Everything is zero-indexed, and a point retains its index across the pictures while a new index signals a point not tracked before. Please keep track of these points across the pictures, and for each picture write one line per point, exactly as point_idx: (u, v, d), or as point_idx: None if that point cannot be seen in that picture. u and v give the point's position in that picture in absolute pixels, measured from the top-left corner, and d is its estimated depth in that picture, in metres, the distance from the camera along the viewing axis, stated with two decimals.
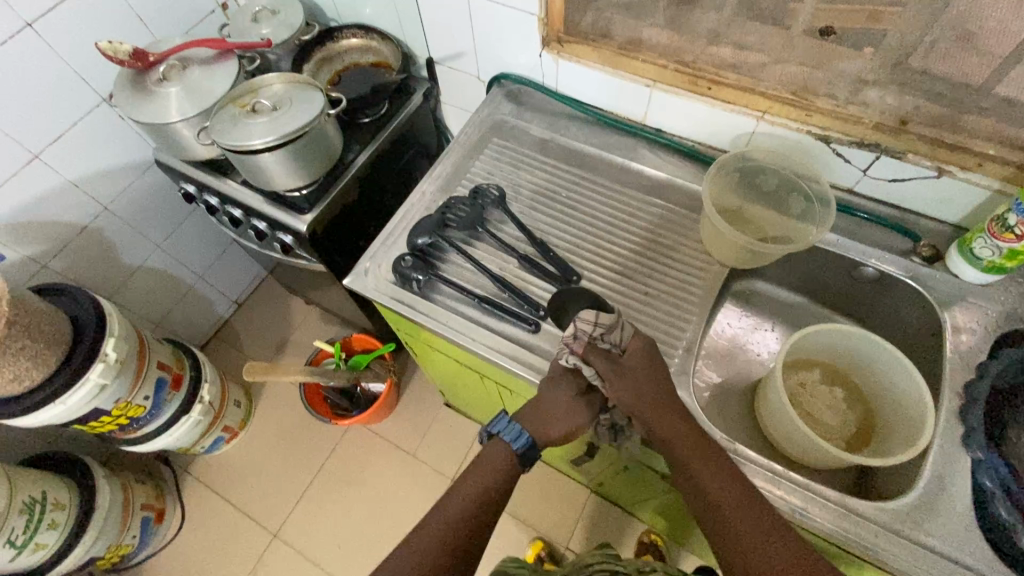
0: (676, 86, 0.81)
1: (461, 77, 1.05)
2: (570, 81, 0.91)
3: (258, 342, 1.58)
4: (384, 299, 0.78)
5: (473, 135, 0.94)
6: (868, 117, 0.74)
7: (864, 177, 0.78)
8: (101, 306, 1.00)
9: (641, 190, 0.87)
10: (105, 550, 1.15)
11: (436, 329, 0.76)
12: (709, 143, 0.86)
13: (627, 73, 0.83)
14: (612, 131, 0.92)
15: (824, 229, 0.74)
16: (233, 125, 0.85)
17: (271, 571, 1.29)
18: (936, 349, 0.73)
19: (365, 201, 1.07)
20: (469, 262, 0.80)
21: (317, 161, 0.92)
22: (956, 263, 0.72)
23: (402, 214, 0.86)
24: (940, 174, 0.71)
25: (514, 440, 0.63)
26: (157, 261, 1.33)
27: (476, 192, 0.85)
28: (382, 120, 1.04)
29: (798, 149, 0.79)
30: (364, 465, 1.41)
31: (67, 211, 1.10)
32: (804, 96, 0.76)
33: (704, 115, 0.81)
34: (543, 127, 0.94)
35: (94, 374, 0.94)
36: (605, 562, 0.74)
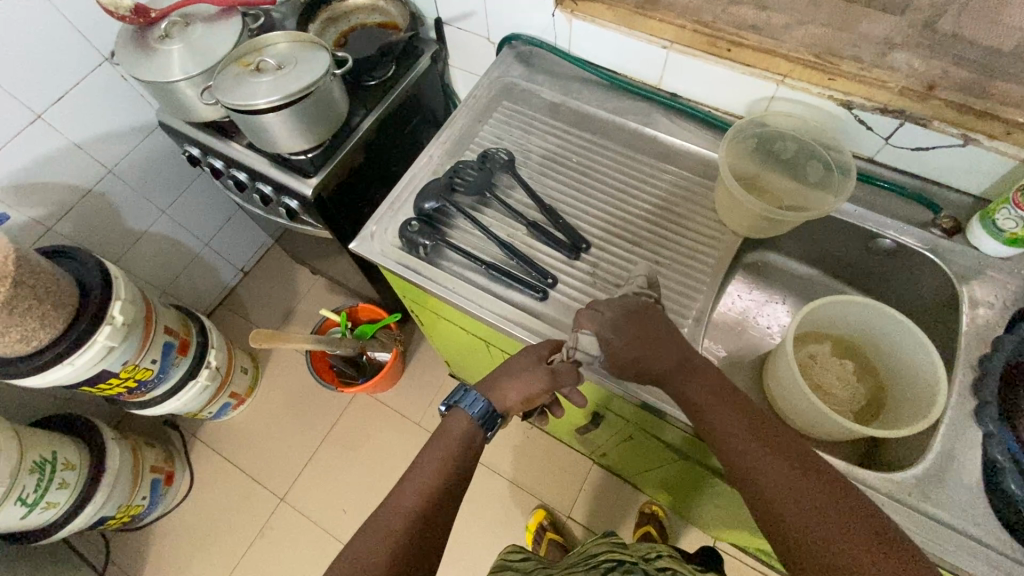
0: (694, 47, 0.77)
1: (470, 39, 1.02)
2: (582, 42, 0.88)
3: (265, 311, 1.59)
4: (389, 264, 0.77)
5: (482, 98, 0.92)
6: (893, 81, 0.69)
7: (885, 146, 0.75)
8: (107, 270, 1.00)
9: (654, 157, 0.85)
10: (116, 509, 1.18)
11: (443, 296, 0.75)
12: (726, 110, 0.83)
13: (643, 34, 0.80)
14: (625, 95, 0.90)
15: (843, 198, 0.72)
16: (237, 83, 0.83)
17: (278, 533, 1.32)
18: (952, 323, 0.71)
19: (371, 167, 1.05)
20: (477, 228, 0.78)
21: (322, 123, 0.91)
22: (978, 235, 0.70)
23: (409, 179, 0.84)
24: (965, 142, 0.69)
25: (477, 410, 0.61)
26: (162, 226, 1.33)
27: (485, 156, 0.83)
28: (388, 83, 1.02)
29: (819, 115, 0.76)
30: (370, 433, 1.42)
31: (71, 173, 1.09)
32: (829, 59, 0.72)
33: (723, 78, 0.79)
34: (554, 91, 0.92)
35: (102, 336, 0.95)
36: (612, 551, 0.74)
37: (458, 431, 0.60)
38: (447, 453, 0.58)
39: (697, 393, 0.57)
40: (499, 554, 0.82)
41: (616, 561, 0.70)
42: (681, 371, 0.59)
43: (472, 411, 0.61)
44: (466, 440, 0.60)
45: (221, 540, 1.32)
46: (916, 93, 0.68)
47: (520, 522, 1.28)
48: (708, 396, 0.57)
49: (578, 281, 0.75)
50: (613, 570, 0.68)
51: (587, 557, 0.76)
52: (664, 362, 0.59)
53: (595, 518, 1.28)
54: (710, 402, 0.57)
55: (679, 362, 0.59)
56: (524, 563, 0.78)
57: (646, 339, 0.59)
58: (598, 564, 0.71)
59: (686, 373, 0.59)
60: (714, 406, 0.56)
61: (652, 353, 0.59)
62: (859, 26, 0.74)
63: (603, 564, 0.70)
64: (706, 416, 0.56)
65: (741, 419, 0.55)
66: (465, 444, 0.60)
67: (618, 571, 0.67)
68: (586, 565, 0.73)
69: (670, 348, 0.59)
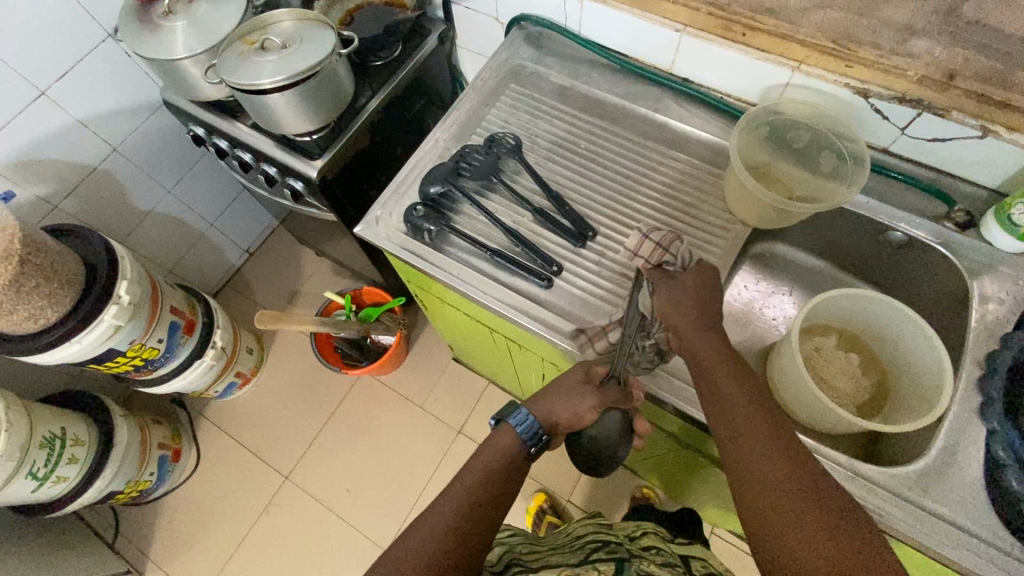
0: (709, 31, 0.76)
1: (480, 19, 1.00)
2: (594, 24, 0.86)
3: (271, 292, 1.59)
4: (394, 249, 0.76)
5: (490, 81, 0.89)
6: (912, 70, 0.68)
7: (901, 136, 0.74)
8: (113, 249, 1.00)
9: (664, 144, 0.83)
10: (125, 484, 1.20)
11: (447, 282, 0.74)
12: (739, 96, 0.82)
13: (655, 17, 0.79)
14: (636, 80, 0.88)
15: (857, 187, 0.70)
16: (242, 63, 0.83)
17: (283, 511, 1.35)
18: (960, 319, 0.71)
19: (376, 149, 1.04)
20: (482, 214, 0.77)
21: (326, 103, 0.90)
22: (991, 230, 0.69)
23: (414, 162, 0.82)
24: (983, 134, 0.67)
25: (524, 429, 0.62)
26: (168, 206, 1.33)
27: (491, 140, 0.81)
28: (395, 63, 1.01)
29: (833, 102, 0.75)
30: (374, 415, 1.44)
31: (76, 151, 1.08)
32: (845, 45, 0.70)
33: (736, 64, 0.77)
34: (564, 74, 0.89)
35: (108, 316, 0.95)
36: (596, 532, 0.76)
37: (504, 446, 0.62)
38: (480, 480, 0.59)
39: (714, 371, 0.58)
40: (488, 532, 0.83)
41: (602, 542, 0.72)
42: (705, 342, 0.59)
43: (519, 423, 0.63)
44: (510, 455, 0.61)
45: (226, 516, 1.35)
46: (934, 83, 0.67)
47: (520, 505, 1.30)
48: (735, 379, 0.57)
49: (583, 270, 0.74)
50: (599, 549, 0.70)
51: (573, 537, 0.77)
52: (700, 345, 0.59)
53: (593, 502, 1.29)
54: (721, 385, 0.57)
55: (700, 332, 0.59)
56: (512, 541, 0.78)
57: (693, 315, 0.60)
58: (586, 543, 0.73)
59: (717, 368, 0.58)
60: (726, 387, 0.57)
61: (689, 325, 0.60)
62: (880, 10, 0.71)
63: (589, 545, 0.72)
64: (721, 396, 0.57)
65: (751, 409, 0.55)
66: (506, 460, 0.61)
67: (604, 551, 0.69)
68: (572, 544, 0.75)
69: (706, 319, 0.60)
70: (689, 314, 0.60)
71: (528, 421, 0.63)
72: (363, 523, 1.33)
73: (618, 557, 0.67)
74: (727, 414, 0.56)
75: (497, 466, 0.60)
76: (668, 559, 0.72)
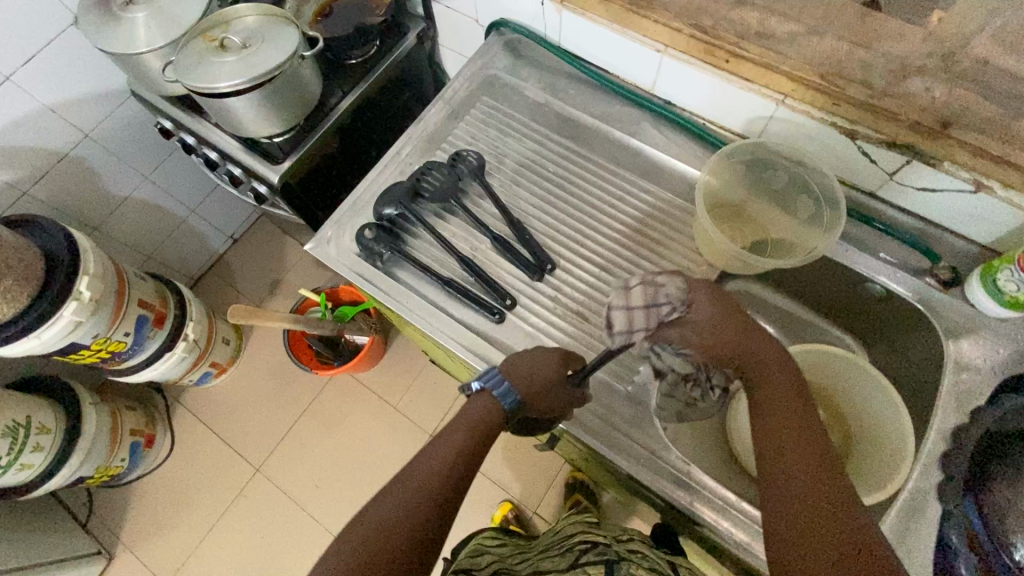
0: (689, 54, 0.70)
1: (460, 19, 0.94)
2: (573, 35, 0.80)
3: (252, 281, 1.58)
4: (344, 272, 0.72)
5: (461, 91, 0.84)
6: (904, 115, 0.61)
7: (889, 181, 0.68)
8: (75, 242, 0.98)
9: (638, 172, 0.78)
10: (94, 470, 1.21)
11: (395, 311, 0.71)
12: (721, 124, 0.77)
13: (636, 35, 0.73)
14: (616, 98, 0.82)
15: (830, 239, 0.66)
16: (199, 63, 0.79)
17: (252, 502, 1.36)
18: (932, 384, 0.67)
19: (347, 152, 1.00)
20: (438, 241, 0.74)
21: (291, 106, 0.86)
22: (975, 292, 0.64)
23: (373, 177, 0.78)
24: (976, 189, 0.62)
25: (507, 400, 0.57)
26: (144, 192, 1.30)
27: (455, 159, 0.77)
28: (370, 62, 0.96)
29: (818, 139, 0.69)
30: (346, 412, 1.43)
31: (45, 137, 1.06)
32: (835, 81, 0.63)
33: (719, 91, 0.72)
34: (539, 87, 0.84)
35: (67, 312, 0.94)
36: (580, 529, 0.78)
37: (478, 408, 0.56)
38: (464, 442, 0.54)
39: (767, 399, 0.52)
40: (473, 538, 0.86)
41: (590, 542, 0.73)
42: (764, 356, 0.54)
43: (502, 400, 0.57)
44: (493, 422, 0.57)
45: (197, 503, 1.37)
46: (927, 130, 0.60)
47: (486, 514, 1.30)
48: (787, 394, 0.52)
49: (537, 306, 0.71)
50: (588, 551, 0.71)
51: (563, 537, 0.79)
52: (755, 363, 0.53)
53: (559, 515, 1.29)
54: (774, 412, 0.51)
55: (750, 351, 0.53)
56: (500, 548, 0.81)
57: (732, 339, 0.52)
58: (574, 545, 0.74)
59: (770, 382, 0.53)
60: (777, 412, 0.51)
61: (735, 349, 0.53)
62: (879, 43, 0.64)
63: (577, 547, 0.73)
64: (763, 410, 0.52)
65: (793, 429, 0.50)
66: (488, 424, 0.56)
67: (592, 553, 0.70)
68: (560, 547, 0.76)
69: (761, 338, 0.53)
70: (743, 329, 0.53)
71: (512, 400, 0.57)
72: (330, 520, 1.33)
73: (607, 559, 0.69)
74: (771, 430, 0.51)
75: (486, 431, 0.55)
76: (655, 564, 0.71)
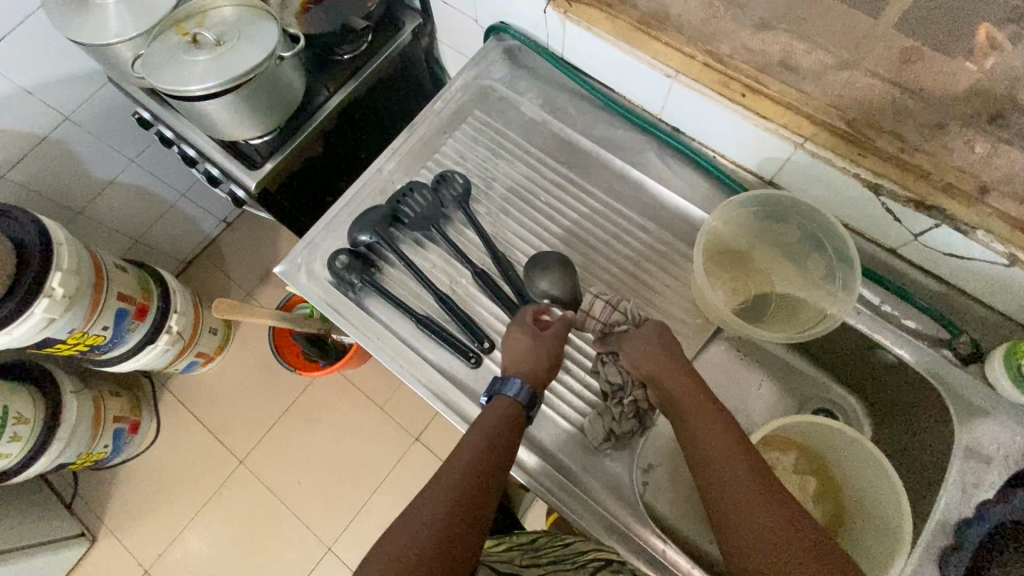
0: (701, 83, 0.63)
1: (458, 17, 0.86)
2: (577, 48, 0.72)
3: (243, 268, 1.54)
4: (314, 302, 0.68)
5: (451, 104, 0.78)
6: (938, 174, 0.56)
7: (913, 241, 0.62)
8: (48, 235, 0.94)
9: (638, 207, 0.72)
10: (76, 457, 1.21)
11: (364, 348, 0.66)
12: (734, 159, 0.70)
13: (644, 56, 0.65)
14: (621, 121, 0.75)
15: (847, 303, 0.58)
16: (169, 61, 0.72)
17: (233, 494, 1.36)
18: (937, 466, 0.61)
19: (333, 155, 0.94)
20: (415, 272, 0.69)
21: (272, 108, 0.79)
22: (995, 373, 0.58)
23: (350, 197, 0.72)
24: (1010, 263, 0.55)
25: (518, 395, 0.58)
26: (131, 175, 1.25)
27: (439, 182, 0.71)
28: (361, 58, 0.88)
29: (838, 188, 0.62)
30: (332, 410, 1.41)
31: (21, 119, 1.00)
32: (865, 131, 0.58)
33: (732, 127, 0.64)
34: (537, 103, 0.77)
35: (39, 309, 0.90)
36: (601, 548, 0.58)
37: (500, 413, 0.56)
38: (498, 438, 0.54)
39: (689, 408, 0.56)
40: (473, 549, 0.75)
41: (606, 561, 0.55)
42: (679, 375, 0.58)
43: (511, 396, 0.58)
44: (514, 424, 0.56)
45: (181, 491, 1.37)
46: (962, 194, 0.55)
47: None
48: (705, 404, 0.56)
49: None
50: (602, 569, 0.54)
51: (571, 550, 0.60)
52: (673, 383, 0.58)
53: None
54: (698, 427, 0.54)
55: (675, 369, 0.58)
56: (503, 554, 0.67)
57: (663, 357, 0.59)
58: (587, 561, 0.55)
59: (688, 398, 0.56)
60: (704, 424, 0.54)
61: (658, 367, 0.59)
62: (919, 88, 0.57)
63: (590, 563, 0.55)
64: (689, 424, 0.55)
65: (724, 436, 0.53)
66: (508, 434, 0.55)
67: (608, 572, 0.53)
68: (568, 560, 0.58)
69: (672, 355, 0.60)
70: (665, 352, 0.60)
71: (518, 388, 0.58)
72: (310, 518, 1.33)
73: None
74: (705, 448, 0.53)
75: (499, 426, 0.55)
76: None
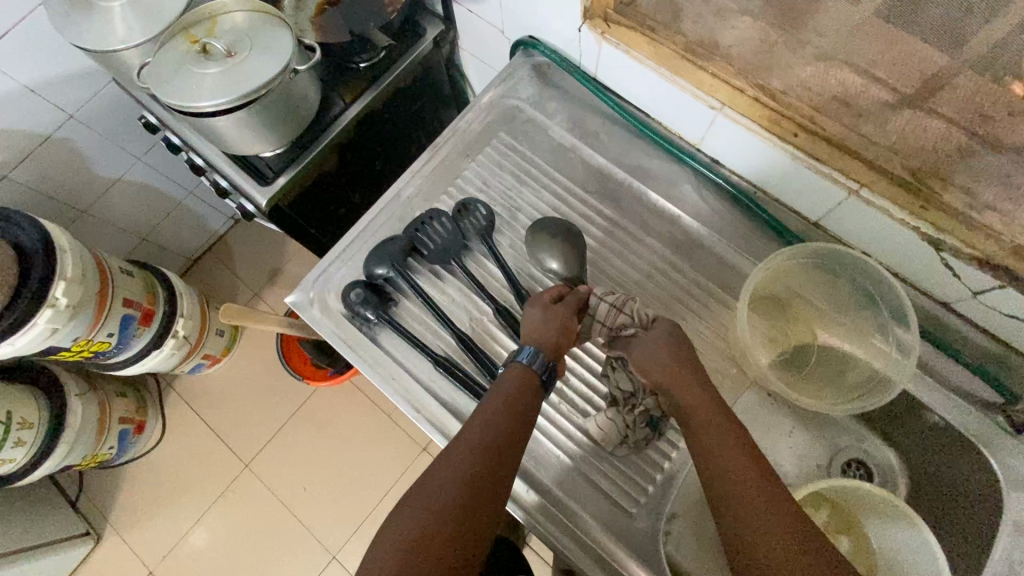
0: (750, 118, 0.59)
1: (484, 27, 0.81)
2: (612, 70, 0.67)
3: (251, 267, 1.51)
4: (327, 337, 0.64)
5: (475, 124, 0.73)
6: (1008, 235, 0.51)
7: (971, 300, 0.57)
8: (52, 242, 0.90)
9: (672, 244, 0.68)
10: (81, 459, 1.19)
11: (379, 387, 0.63)
12: (779, 198, 0.65)
13: (688, 85, 0.61)
14: (656, 150, 0.70)
15: (907, 366, 0.54)
16: (177, 73, 0.67)
17: (239, 497, 1.35)
18: (982, 538, 0.58)
19: (348, 168, 0.90)
20: (432, 308, 0.65)
21: (286, 122, 0.75)
22: None
23: (366, 223, 0.69)
24: None
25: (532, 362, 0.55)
26: (138, 173, 1.22)
27: (461, 210, 0.67)
28: (380, 67, 0.83)
29: (893, 239, 0.58)
30: (340, 416, 1.40)
31: (25, 118, 0.96)
32: (930, 184, 0.53)
33: (780, 166, 0.60)
34: (567, 127, 0.72)
35: (41, 319, 0.87)
36: None
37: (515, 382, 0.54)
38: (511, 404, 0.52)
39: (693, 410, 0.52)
40: None
41: None
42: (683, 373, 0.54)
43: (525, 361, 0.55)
44: (529, 390, 0.54)
45: (186, 493, 1.36)
46: None
47: None
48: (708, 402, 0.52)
49: None
50: None
51: None
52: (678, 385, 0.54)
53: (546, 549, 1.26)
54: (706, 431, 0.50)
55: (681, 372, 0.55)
56: None
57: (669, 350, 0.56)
58: None
59: (691, 399, 0.53)
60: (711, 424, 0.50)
61: (662, 366, 0.56)
62: None
63: None
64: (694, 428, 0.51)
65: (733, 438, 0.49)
66: (526, 393, 0.53)
67: None
68: None
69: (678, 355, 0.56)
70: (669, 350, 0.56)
71: (530, 354, 0.55)
72: (316, 524, 1.32)
73: None
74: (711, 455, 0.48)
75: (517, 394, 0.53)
76: None
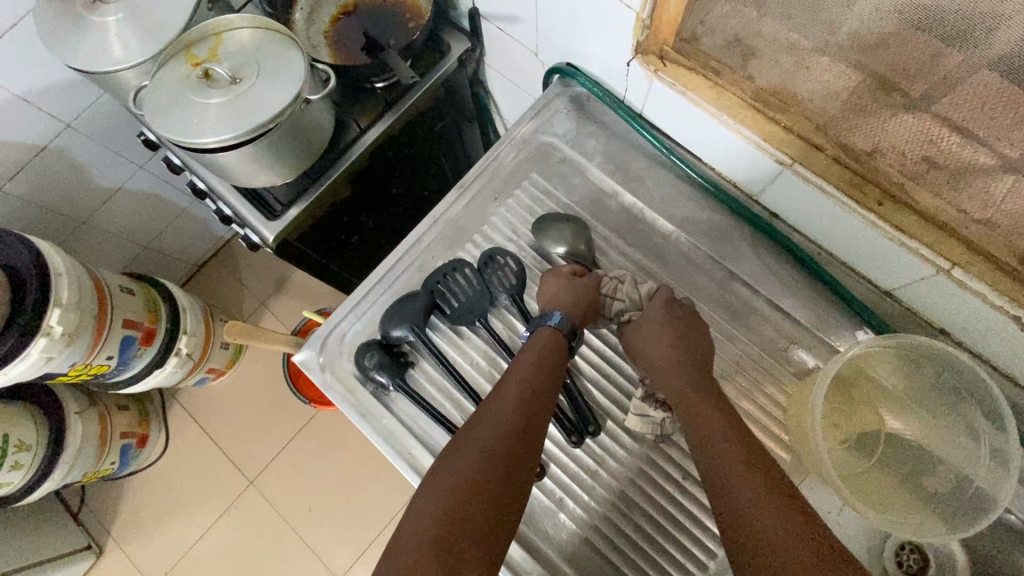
0: (824, 179, 0.51)
1: (516, 48, 0.73)
2: (663, 110, 0.60)
3: (258, 275, 1.45)
4: (339, 402, 0.59)
5: (504, 163, 0.66)
6: None
7: None
8: (46, 265, 0.84)
9: (722, 307, 0.61)
10: (82, 476, 1.15)
11: (393, 461, 0.57)
12: (846, 262, 0.58)
13: (754, 138, 0.53)
14: (708, 199, 0.63)
15: (1006, 479, 0.48)
16: (177, 102, 0.60)
17: (243, 514, 1.31)
18: None
19: (363, 196, 0.83)
20: (454, 374, 0.58)
21: (296, 154, 0.68)
22: None
23: (383, 273, 0.62)
24: None
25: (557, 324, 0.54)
26: (141, 181, 1.15)
27: (487, 263, 0.60)
28: (399, 88, 0.76)
29: (985, 325, 0.50)
30: (348, 434, 1.35)
31: (21, 128, 0.90)
32: None
33: (856, 233, 0.53)
34: (607, 168, 0.65)
35: (35, 349, 0.82)
36: None
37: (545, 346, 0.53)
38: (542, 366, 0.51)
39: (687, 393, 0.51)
40: None
41: None
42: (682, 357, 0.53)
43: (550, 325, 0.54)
44: (560, 354, 0.53)
45: (189, 508, 1.33)
46: None
47: None
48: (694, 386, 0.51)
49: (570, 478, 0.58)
50: None
51: None
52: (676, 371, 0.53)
53: None
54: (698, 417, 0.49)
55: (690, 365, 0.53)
56: None
57: (670, 332, 0.54)
58: None
59: (687, 385, 0.52)
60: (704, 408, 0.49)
61: (665, 350, 0.54)
62: None
63: None
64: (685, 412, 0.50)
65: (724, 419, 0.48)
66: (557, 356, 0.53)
67: None
68: None
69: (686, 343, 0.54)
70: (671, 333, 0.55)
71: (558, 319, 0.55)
72: (320, 546, 1.28)
73: None
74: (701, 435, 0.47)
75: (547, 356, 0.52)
76: None
